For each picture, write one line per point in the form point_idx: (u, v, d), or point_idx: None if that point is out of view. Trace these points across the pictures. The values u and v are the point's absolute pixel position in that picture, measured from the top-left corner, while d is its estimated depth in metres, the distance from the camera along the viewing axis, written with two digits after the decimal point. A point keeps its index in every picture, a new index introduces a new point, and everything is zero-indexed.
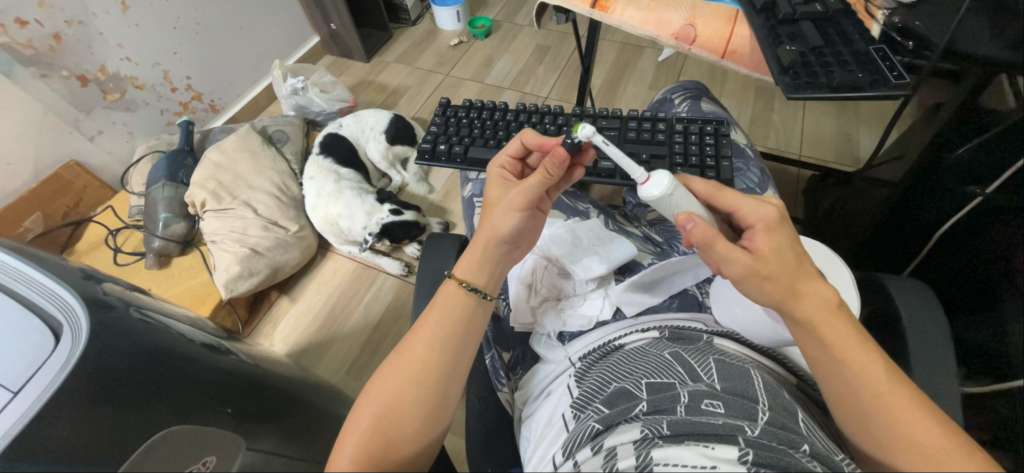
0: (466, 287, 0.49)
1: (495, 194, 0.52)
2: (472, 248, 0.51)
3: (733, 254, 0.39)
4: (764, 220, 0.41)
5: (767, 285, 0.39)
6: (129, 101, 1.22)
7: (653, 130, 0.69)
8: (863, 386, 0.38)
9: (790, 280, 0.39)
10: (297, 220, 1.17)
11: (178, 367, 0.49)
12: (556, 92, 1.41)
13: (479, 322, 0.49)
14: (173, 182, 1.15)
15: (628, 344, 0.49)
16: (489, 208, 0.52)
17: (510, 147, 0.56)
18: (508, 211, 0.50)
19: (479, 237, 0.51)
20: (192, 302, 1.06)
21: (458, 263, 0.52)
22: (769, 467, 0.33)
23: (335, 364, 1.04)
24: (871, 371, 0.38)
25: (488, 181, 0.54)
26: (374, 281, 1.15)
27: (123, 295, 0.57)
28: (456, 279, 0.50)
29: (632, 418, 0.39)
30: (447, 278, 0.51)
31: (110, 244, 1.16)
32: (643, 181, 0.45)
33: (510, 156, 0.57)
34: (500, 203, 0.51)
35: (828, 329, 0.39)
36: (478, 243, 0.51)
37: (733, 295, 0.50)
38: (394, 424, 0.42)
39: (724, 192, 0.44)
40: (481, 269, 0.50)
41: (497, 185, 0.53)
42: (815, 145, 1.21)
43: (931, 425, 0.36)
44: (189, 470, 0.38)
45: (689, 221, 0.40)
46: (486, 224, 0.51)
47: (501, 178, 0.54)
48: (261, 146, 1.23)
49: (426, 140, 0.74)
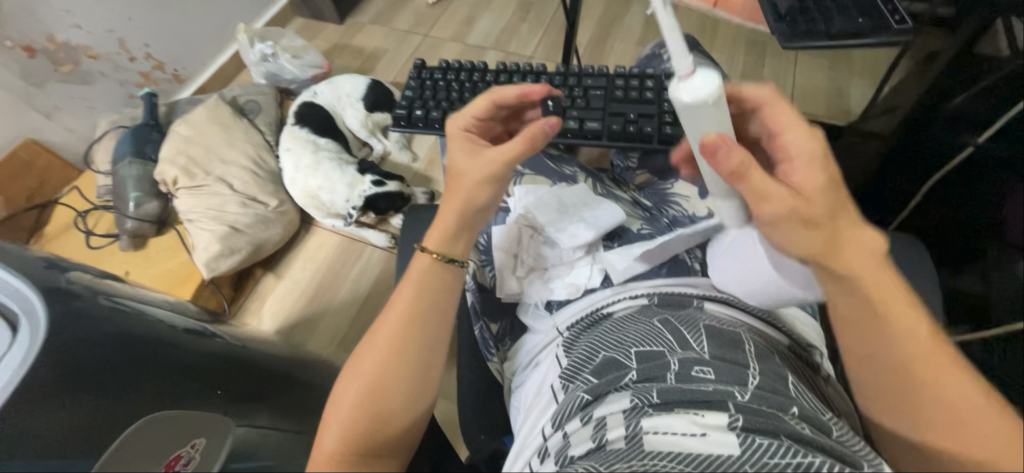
0: (443, 260, 0.47)
1: (464, 162, 0.48)
2: (439, 219, 0.48)
3: (768, 187, 0.37)
4: (809, 153, 0.40)
5: (812, 222, 0.37)
6: (84, 73, 1.14)
7: (641, 88, 0.66)
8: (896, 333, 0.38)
9: (836, 226, 0.37)
10: (276, 194, 1.12)
11: (154, 351, 0.48)
12: (541, 52, 1.35)
13: (458, 296, 0.48)
14: (140, 159, 1.10)
15: (616, 312, 0.48)
16: (457, 178, 0.48)
17: (478, 105, 0.51)
18: (484, 184, 0.47)
19: (453, 208, 0.48)
20: (172, 284, 1.03)
21: (428, 234, 0.49)
22: (758, 432, 0.33)
23: (326, 338, 1.03)
24: (904, 325, 0.38)
25: (454, 147, 0.50)
26: (361, 254, 1.12)
27: (91, 283, 0.55)
28: (427, 252, 0.48)
29: (622, 387, 0.39)
30: (418, 250, 0.49)
31: (81, 226, 1.11)
32: (686, 76, 0.36)
33: (476, 117, 0.51)
34: (470, 174, 0.47)
35: (874, 281, 0.37)
36: (449, 218, 0.48)
37: (741, 260, 0.46)
38: (376, 402, 0.41)
39: (775, 106, 0.43)
40: (457, 239, 0.48)
41: (464, 151, 0.49)
42: (807, 100, 1.18)
43: (959, 374, 0.37)
44: (177, 454, 0.38)
45: (720, 144, 0.36)
46: (459, 195, 0.48)
47: (469, 142, 0.50)
48: (231, 117, 1.17)
49: (401, 105, 0.70)
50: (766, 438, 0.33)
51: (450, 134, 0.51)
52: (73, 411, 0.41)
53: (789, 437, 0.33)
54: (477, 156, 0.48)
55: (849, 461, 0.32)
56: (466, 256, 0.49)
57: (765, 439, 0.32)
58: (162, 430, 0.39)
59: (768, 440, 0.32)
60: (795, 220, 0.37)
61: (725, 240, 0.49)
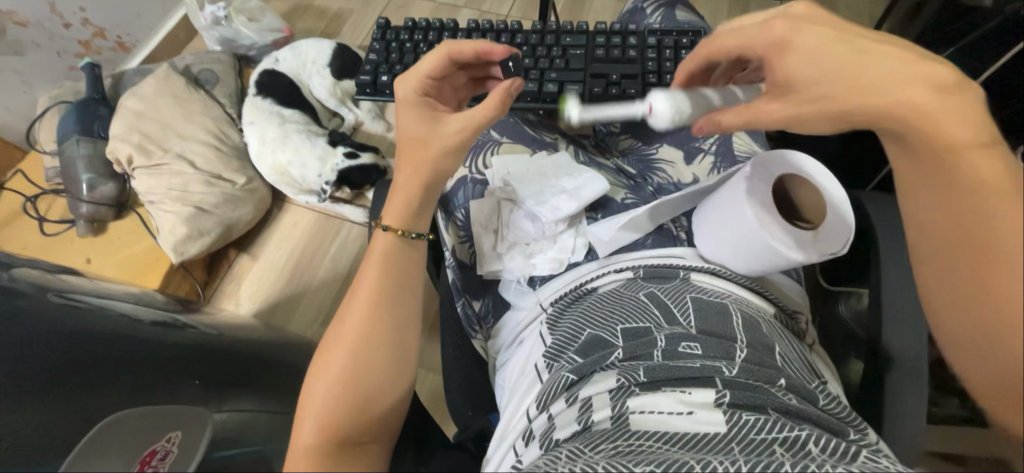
0: (409, 236, 0.46)
1: (421, 128, 0.46)
2: (398, 194, 0.47)
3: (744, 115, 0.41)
4: (775, 45, 0.41)
5: (857, 94, 0.37)
6: (14, 42, 1.03)
7: (623, 47, 0.62)
8: (1002, 207, 0.36)
9: (916, 75, 0.36)
10: (243, 171, 1.06)
11: (118, 350, 0.45)
12: (517, 9, 1.27)
13: (423, 271, 0.47)
14: (88, 137, 1.02)
15: (601, 287, 0.47)
16: (421, 147, 0.46)
17: (429, 65, 0.49)
18: (448, 152, 0.46)
19: (413, 182, 0.46)
20: (139, 269, 0.99)
21: (386, 210, 0.47)
22: (745, 408, 0.33)
23: (308, 318, 1.01)
24: (1018, 206, 0.35)
25: (406, 112, 0.47)
26: (339, 231, 1.08)
27: (43, 279, 0.52)
28: (389, 230, 0.46)
29: (608, 366, 0.38)
30: (376, 226, 0.47)
31: (32, 213, 1.04)
32: (652, 112, 0.46)
33: (427, 76, 0.49)
34: (435, 145, 0.46)
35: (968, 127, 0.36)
36: (413, 191, 0.46)
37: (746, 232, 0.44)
38: (353, 390, 0.40)
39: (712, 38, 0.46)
40: (419, 214, 0.47)
41: (419, 117, 0.47)
42: None
43: None
44: (155, 448, 0.37)
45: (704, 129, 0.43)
46: (421, 167, 0.46)
47: (423, 106, 0.47)
48: (186, 88, 1.08)
49: (364, 71, 0.65)
50: (752, 413, 0.33)
51: (404, 101, 0.48)
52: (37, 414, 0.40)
53: (775, 409, 0.33)
54: (441, 125, 0.46)
55: (836, 429, 0.33)
56: (428, 229, 0.48)
57: (751, 414, 0.32)
58: (135, 428, 0.38)
59: (754, 415, 0.32)
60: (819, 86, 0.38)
61: (727, 211, 0.46)
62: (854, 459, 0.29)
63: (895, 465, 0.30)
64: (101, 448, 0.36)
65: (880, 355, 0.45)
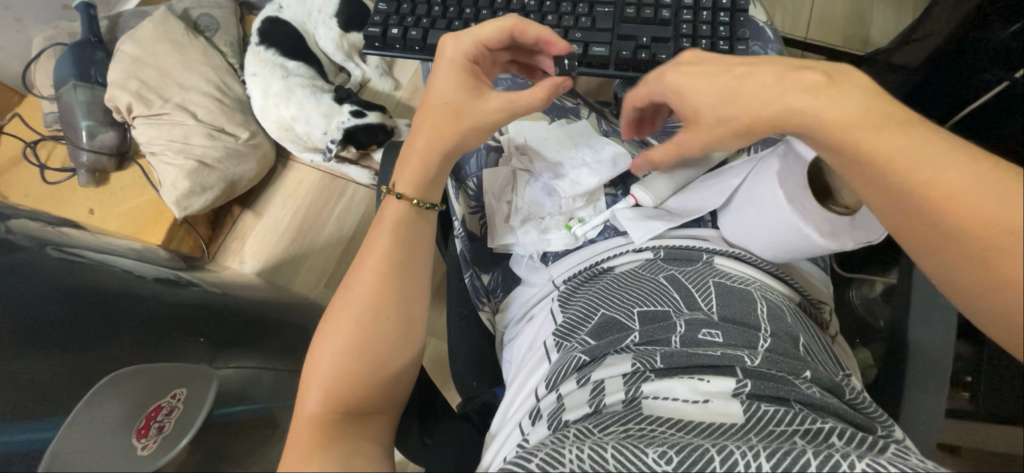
0: (426, 207, 0.45)
1: (461, 99, 0.43)
2: (414, 159, 0.44)
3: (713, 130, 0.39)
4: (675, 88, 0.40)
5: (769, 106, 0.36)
6: None
7: (656, 5, 0.57)
8: (928, 167, 0.31)
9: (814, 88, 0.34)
10: (246, 125, 1.02)
11: (118, 307, 0.44)
12: None
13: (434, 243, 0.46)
14: (86, 82, 0.98)
15: (618, 266, 0.45)
16: (451, 117, 0.43)
17: (487, 32, 0.45)
18: (482, 133, 0.44)
19: (438, 153, 0.44)
20: (142, 223, 0.97)
21: (398, 174, 0.45)
22: (765, 399, 0.32)
23: (312, 278, 1.01)
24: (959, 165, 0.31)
25: (450, 78, 0.44)
26: (344, 192, 1.06)
27: (36, 230, 0.51)
28: (403, 198, 0.44)
29: (623, 349, 0.37)
30: (388, 194, 0.45)
31: (32, 160, 1.02)
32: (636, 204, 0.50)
33: (480, 43, 0.45)
34: (469, 118, 0.43)
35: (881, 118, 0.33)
36: (432, 159, 0.44)
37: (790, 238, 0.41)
38: (362, 362, 0.39)
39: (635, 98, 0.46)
40: (434, 186, 0.45)
41: (462, 86, 0.44)
42: (826, 25, 1.08)
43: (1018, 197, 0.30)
44: (162, 401, 0.39)
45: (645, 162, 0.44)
46: (448, 137, 0.43)
47: (468, 76, 0.44)
48: (185, 35, 1.02)
49: (374, 22, 0.61)
50: (772, 405, 0.31)
51: (450, 62, 0.45)
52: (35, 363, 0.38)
53: (798, 402, 0.31)
54: (482, 100, 0.43)
55: (861, 424, 0.32)
56: (440, 199, 0.47)
57: (771, 406, 0.31)
58: (141, 378, 0.39)
59: (773, 406, 0.31)
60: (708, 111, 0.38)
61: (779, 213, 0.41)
62: (880, 453, 0.28)
63: (922, 462, 0.29)
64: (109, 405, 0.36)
65: (899, 351, 0.43)
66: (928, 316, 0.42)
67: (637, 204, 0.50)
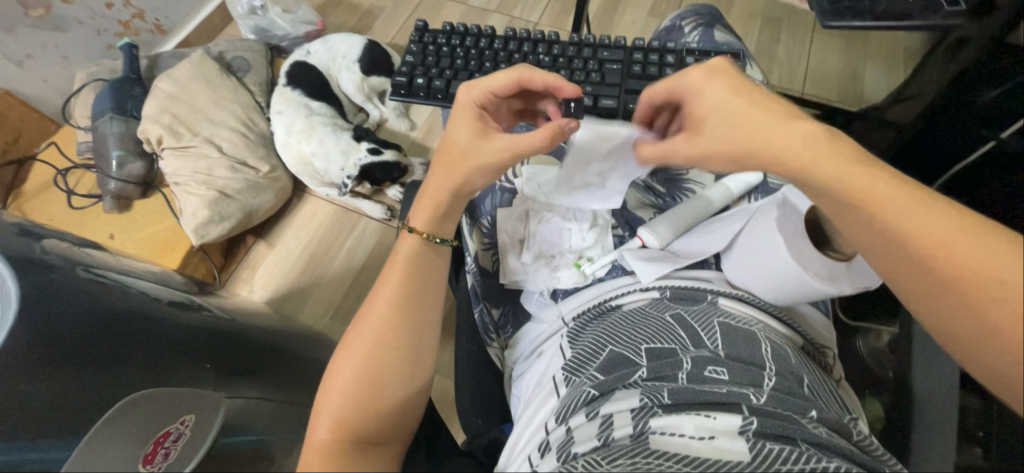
0: (432, 241, 0.47)
1: (466, 141, 0.46)
2: (427, 197, 0.48)
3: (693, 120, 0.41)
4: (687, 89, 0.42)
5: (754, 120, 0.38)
6: (58, 19, 1.06)
7: (660, 64, 0.62)
8: (897, 212, 0.34)
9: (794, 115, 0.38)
10: (267, 159, 1.07)
11: (141, 328, 0.46)
12: (547, 17, 1.27)
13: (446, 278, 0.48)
14: (121, 115, 1.04)
15: (625, 304, 0.47)
16: (461, 157, 0.46)
17: (497, 82, 0.48)
18: (486, 169, 0.46)
19: (446, 190, 0.47)
20: (159, 249, 1.00)
21: (413, 211, 0.48)
22: (771, 437, 0.32)
23: (319, 310, 1.02)
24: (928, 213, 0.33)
25: (461, 122, 0.47)
26: (355, 225, 1.09)
27: (69, 252, 0.53)
28: (415, 232, 0.47)
29: (631, 384, 0.38)
30: (405, 230, 0.48)
31: (61, 186, 1.06)
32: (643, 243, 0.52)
33: (491, 91, 0.48)
34: (474, 159, 0.46)
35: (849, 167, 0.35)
36: (442, 196, 0.47)
37: (790, 282, 0.43)
38: (375, 390, 0.40)
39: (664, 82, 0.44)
40: (443, 221, 0.48)
41: (471, 130, 0.47)
42: (820, 83, 1.14)
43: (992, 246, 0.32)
44: (169, 430, 0.40)
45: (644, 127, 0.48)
46: (455, 177, 0.47)
47: (478, 121, 0.47)
48: (218, 75, 1.10)
49: (401, 71, 0.66)
50: (779, 443, 0.32)
51: (463, 108, 0.48)
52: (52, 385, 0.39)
53: (805, 441, 0.32)
54: (486, 141, 0.46)
55: (869, 465, 0.32)
56: (452, 235, 0.49)
57: (778, 444, 0.32)
58: (153, 403, 0.40)
59: (779, 445, 0.31)
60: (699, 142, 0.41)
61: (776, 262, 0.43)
62: None
63: None
64: (122, 429, 0.37)
65: (904, 398, 0.44)
66: (929, 363, 0.43)
67: (644, 246, 0.52)
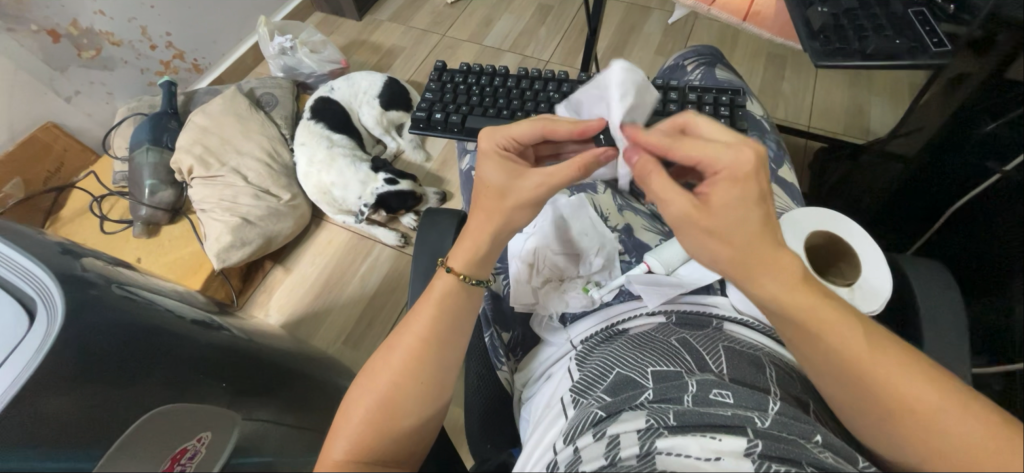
0: (470, 282, 0.46)
1: (498, 182, 0.45)
2: (467, 238, 0.46)
3: (670, 195, 0.38)
4: (731, 169, 0.36)
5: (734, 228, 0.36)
6: (106, 59, 1.15)
7: (664, 100, 0.65)
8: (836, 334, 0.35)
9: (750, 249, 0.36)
10: (289, 188, 1.12)
11: (165, 344, 0.49)
12: (558, 56, 1.33)
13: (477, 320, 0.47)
14: (157, 147, 1.11)
15: (632, 329, 0.48)
16: (496, 198, 0.45)
17: (517, 127, 0.47)
18: (524, 210, 0.45)
19: (486, 231, 0.46)
20: (183, 272, 1.04)
21: (452, 253, 0.47)
22: (776, 459, 0.32)
23: (332, 334, 1.03)
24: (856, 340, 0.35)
25: (488, 167, 0.46)
26: (370, 251, 1.12)
27: (106, 271, 0.56)
28: (453, 273, 0.46)
29: (637, 406, 0.38)
30: (442, 267, 0.47)
31: (95, 211, 1.12)
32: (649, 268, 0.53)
33: (513, 137, 0.47)
34: (513, 197, 0.44)
35: (791, 298, 0.36)
36: (482, 238, 0.46)
37: None
38: (390, 414, 0.41)
39: (681, 142, 0.37)
40: (484, 263, 0.46)
41: (501, 172, 0.45)
42: (826, 117, 1.16)
43: (914, 377, 0.34)
44: (186, 446, 0.39)
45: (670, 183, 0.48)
46: (497, 215, 0.45)
47: (506, 164, 0.46)
48: (249, 110, 1.17)
49: (420, 107, 0.70)
50: (785, 465, 0.32)
51: (484, 154, 0.47)
52: (78, 398, 0.40)
53: (810, 465, 0.32)
54: (521, 179, 0.45)
55: None
56: (488, 275, 0.48)
57: (782, 465, 0.32)
58: (171, 420, 0.39)
59: (785, 467, 0.31)
60: (693, 233, 0.37)
61: None
62: None
63: None
64: (138, 447, 0.36)
65: None
66: None
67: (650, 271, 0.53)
